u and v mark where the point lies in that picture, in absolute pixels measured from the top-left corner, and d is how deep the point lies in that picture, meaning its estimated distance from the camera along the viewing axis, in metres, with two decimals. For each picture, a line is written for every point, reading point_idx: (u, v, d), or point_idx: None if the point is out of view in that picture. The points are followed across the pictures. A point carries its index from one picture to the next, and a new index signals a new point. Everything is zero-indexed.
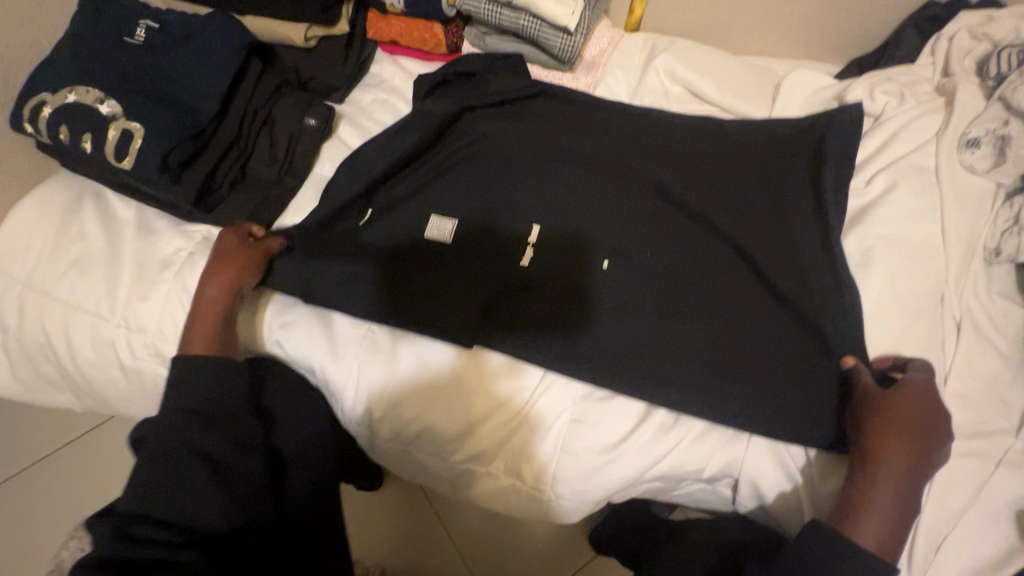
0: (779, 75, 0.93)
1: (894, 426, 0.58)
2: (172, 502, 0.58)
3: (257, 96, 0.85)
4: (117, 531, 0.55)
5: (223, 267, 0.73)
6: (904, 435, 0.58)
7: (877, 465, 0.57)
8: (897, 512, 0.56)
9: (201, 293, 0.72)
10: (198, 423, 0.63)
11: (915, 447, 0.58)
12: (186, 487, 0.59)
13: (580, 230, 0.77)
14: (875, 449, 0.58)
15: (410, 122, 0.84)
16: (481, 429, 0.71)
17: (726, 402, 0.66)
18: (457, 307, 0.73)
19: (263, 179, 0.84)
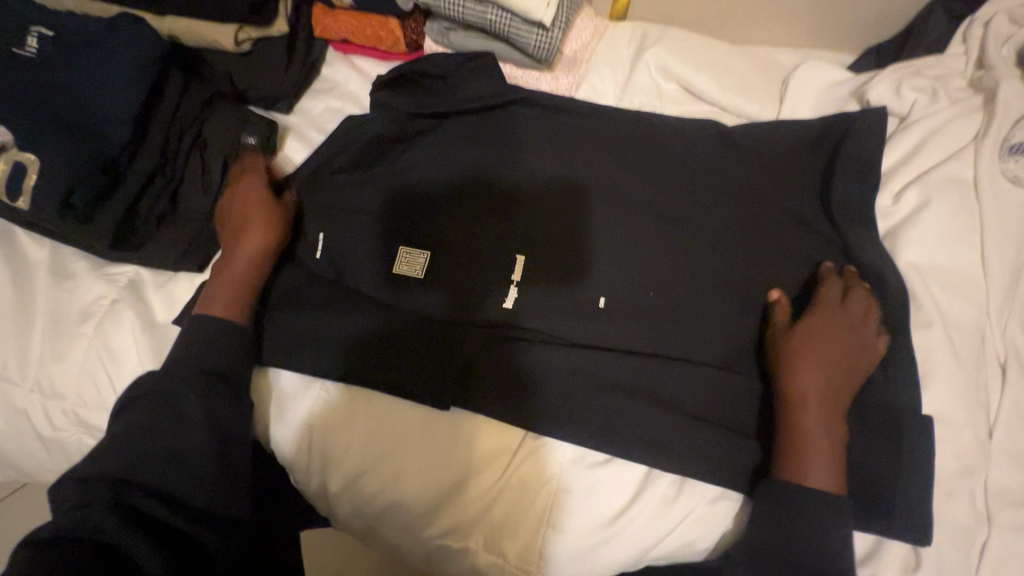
0: (786, 68, 0.83)
1: (824, 340, 0.56)
2: (158, 465, 0.53)
3: (182, 113, 0.73)
4: (99, 496, 0.50)
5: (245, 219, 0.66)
6: (829, 350, 0.56)
7: (798, 401, 0.54)
8: (835, 439, 0.53)
9: (249, 239, 0.65)
10: (192, 416, 0.55)
11: (830, 371, 0.55)
12: (176, 452, 0.53)
13: (567, 268, 0.67)
14: (795, 363, 0.56)
15: (366, 148, 0.73)
16: (457, 501, 0.62)
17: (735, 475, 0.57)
18: (424, 364, 0.62)
19: (197, 208, 0.72)
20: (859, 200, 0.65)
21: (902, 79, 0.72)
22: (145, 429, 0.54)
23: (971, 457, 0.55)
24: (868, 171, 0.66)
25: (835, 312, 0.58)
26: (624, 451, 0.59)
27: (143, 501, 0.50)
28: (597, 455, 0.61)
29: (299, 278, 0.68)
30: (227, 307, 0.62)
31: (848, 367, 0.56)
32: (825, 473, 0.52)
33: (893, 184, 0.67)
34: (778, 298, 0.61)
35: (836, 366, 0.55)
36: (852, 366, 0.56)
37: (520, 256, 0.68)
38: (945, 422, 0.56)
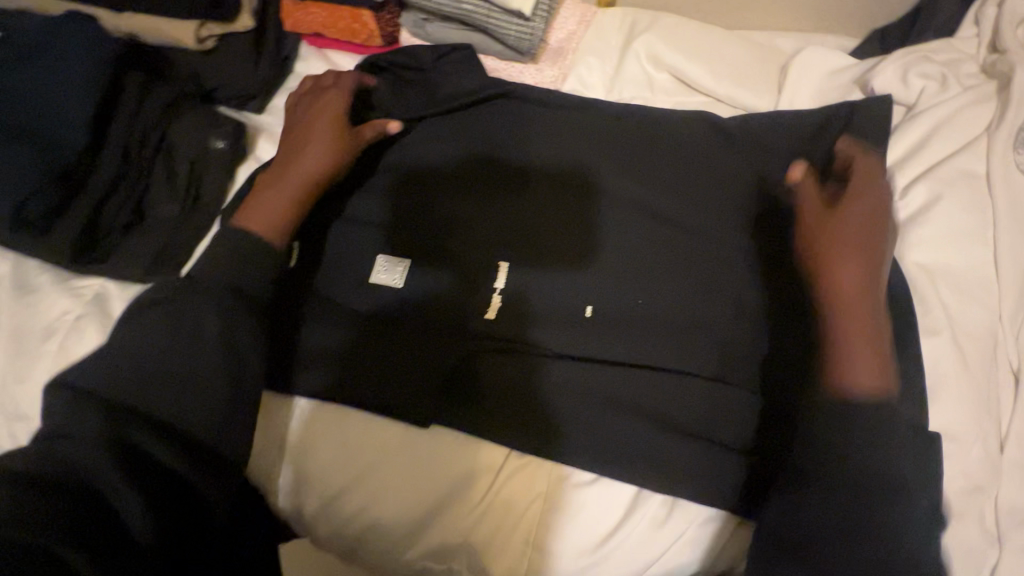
0: (785, 54, 0.78)
1: (863, 227, 0.52)
2: (161, 398, 0.48)
3: (144, 115, 0.68)
4: (95, 428, 0.45)
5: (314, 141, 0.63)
6: (870, 249, 0.51)
7: (840, 283, 0.50)
8: (878, 347, 0.48)
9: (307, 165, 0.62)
10: (200, 370, 0.49)
11: (870, 260, 0.51)
12: (181, 386, 0.48)
13: (551, 279, 0.63)
14: (831, 246, 0.51)
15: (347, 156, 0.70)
16: (438, 523, 0.59)
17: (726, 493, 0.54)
18: (403, 383, 0.59)
19: (164, 216, 0.68)
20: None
21: (908, 65, 0.67)
22: (144, 379, 0.48)
23: (982, 473, 0.51)
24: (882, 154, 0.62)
25: (868, 198, 0.53)
26: (614, 471, 0.56)
27: (141, 440, 0.45)
28: (584, 474, 0.57)
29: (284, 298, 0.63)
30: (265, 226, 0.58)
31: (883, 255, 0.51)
32: (865, 375, 0.47)
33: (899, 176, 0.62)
34: (800, 177, 0.55)
35: (875, 260, 0.51)
36: (885, 231, 0.52)
37: (503, 263, 0.64)
38: (953, 437, 0.52)
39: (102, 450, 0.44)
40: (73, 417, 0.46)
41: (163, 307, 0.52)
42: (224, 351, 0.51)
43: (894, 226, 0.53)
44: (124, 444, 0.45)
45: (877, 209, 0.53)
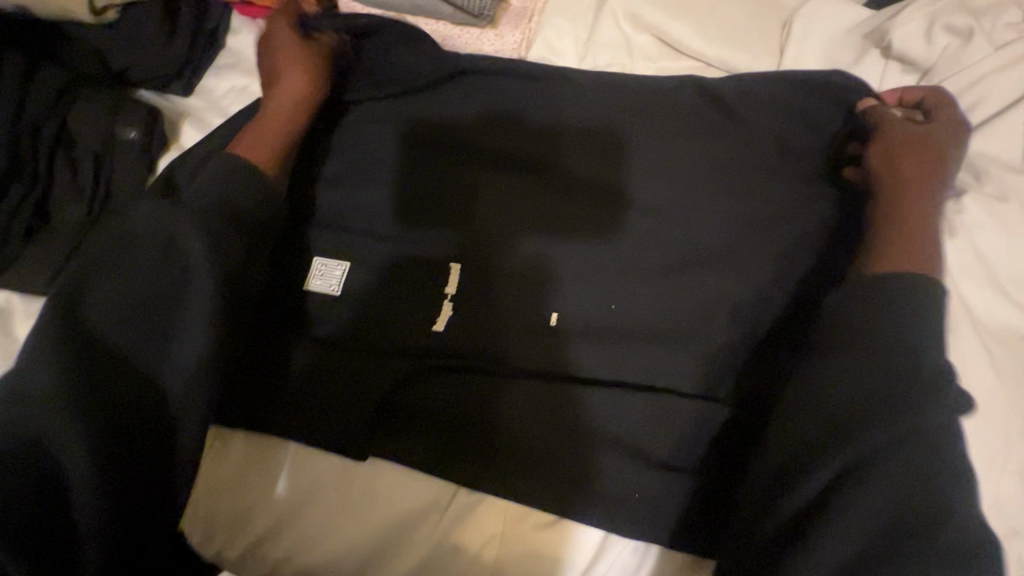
0: (788, 6, 0.66)
1: (908, 154, 0.49)
2: (142, 356, 0.42)
3: (34, 102, 0.59)
4: (75, 383, 0.40)
5: (288, 72, 0.59)
6: (918, 170, 0.49)
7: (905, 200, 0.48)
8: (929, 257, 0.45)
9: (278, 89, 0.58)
10: (175, 336, 0.43)
11: (918, 170, 0.49)
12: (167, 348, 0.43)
13: (510, 286, 0.54)
14: (890, 172, 0.49)
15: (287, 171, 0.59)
16: (377, 571, 0.51)
17: (705, 539, 0.46)
18: (339, 411, 0.51)
19: (70, 218, 0.60)
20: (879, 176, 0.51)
21: (930, 19, 0.57)
22: (111, 331, 0.42)
23: (1005, 508, 0.44)
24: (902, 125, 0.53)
25: (911, 132, 0.51)
26: (580, 512, 0.48)
27: (119, 410, 0.41)
28: (547, 513, 0.49)
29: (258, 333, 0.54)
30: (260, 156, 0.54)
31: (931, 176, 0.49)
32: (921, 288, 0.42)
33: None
34: (873, 108, 0.53)
35: (919, 170, 0.49)
36: (931, 177, 0.49)
37: (455, 264, 0.54)
38: (974, 465, 0.44)
39: (52, 425, 0.39)
40: (19, 374, 0.40)
41: (111, 249, 0.44)
42: (202, 293, 0.44)
43: (946, 153, 0.50)
44: (80, 419, 0.39)
45: (921, 144, 0.50)
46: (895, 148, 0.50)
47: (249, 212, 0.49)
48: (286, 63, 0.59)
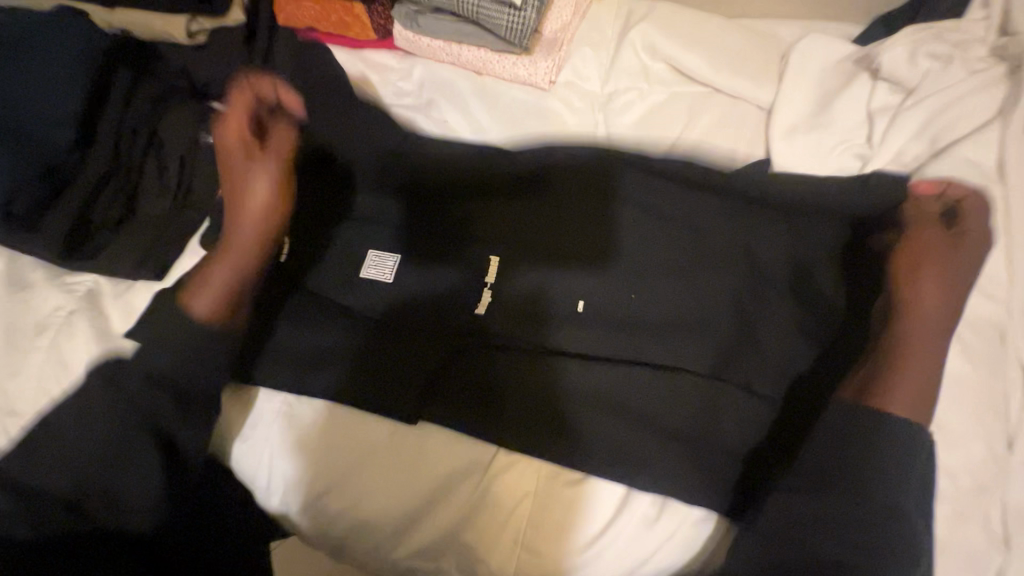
0: (786, 43, 0.76)
1: (935, 269, 0.54)
2: (108, 475, 0.49)
3: (132, 112, 0.68)
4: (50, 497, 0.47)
5: (242, 206, 0.59)
6: (936, 288, 0.53)
7: (922, 307, 0.53)
8: (931, 372, 0.50)
9: (234, 231, 0.58)
10: (141, 451, 0.51)
11: (943, 289, 0.53)
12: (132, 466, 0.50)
13: (539, 275, 0.63)
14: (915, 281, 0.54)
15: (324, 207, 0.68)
16: (426, 519, 0.58)
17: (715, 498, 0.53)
18: (392, 380, 0.59)
19: (153, 212, 0.68)
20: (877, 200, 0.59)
21: (913, 49, 0.65)
22: (82, 464, 0.49)
23: (988, 475, 0.49)
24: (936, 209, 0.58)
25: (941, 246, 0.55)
26: (605, 472, 0.55)
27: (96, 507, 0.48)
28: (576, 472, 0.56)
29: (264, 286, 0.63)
30: (211, 300, 0.55)
31: (951, 296, 0.53)
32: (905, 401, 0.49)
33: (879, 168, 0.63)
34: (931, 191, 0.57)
35: (943, 286, 0.53)
36: (949, 295, 0.53)
37: (495, 257, 0.64)
38: (959, 436, 0.50)
39: (44, 525, 0.46)
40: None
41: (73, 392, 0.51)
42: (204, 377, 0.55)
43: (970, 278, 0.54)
44: (72, 517, 0.47)
45: (948, 263, 0.55)
46: (924, 253, 0.55)
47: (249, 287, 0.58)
48: (237, 170, 0.60)
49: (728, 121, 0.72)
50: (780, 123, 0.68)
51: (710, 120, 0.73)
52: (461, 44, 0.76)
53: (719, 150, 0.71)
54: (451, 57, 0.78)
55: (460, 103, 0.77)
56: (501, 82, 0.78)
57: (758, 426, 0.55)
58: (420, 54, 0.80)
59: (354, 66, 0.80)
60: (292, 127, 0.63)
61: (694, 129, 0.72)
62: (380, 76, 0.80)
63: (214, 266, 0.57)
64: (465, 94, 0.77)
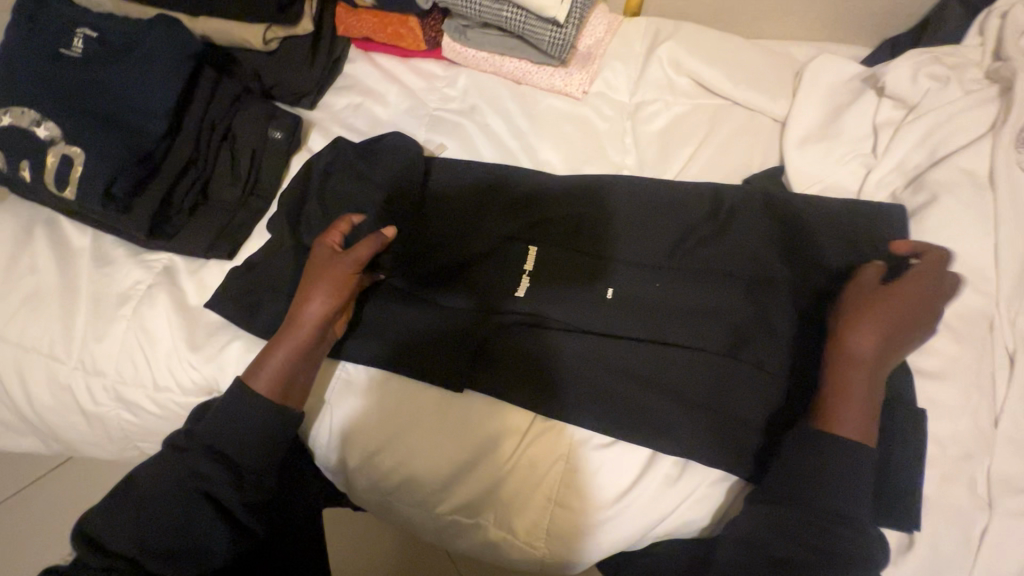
0: (799, 62, 0.83)
1: (876, 320, 0.55)
2: (172, 519, 0.55)
3: (213, 109, 0.76)
4: (123, 534, 0.54)
5: (323, 282, 0.63)
6: (880, 330, 0.55)
7: (858, 358, 0.55)
8: (872, 405, 0.54)
9: (311, 301, 0.63)
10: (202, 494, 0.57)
11: (889, 334, 0.55)
12: (191, 520, 0.56)
13: (571, 264, 0.70)
14: (853, 332, 0.56)
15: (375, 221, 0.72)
16: (469, 477, 0.64)
17: (728, 462, 0.59)
18: (442, 354, 0.67)
19: (225, 199, 0.76)
20: (879, 210, 0.66)
21: (916, 68, 0.72)
22: (147, 520, 0.55)
23: (973, 444, 0.55)
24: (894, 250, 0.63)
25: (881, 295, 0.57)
26: (631, 435, 0.62)
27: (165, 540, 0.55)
28: (604, 437, 0.63)
29: None
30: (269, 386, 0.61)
31: (897, 338, 0.55)
32: (844, 417, 0.54)
33: (881, 175, 0.70)
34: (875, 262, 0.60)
35: (885, 336, 0.55)
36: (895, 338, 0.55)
37: (532, 247, 0.71)
38: (947, 409, 0.56)
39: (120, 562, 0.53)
40: (88, 524, 0.55)
41: (160, 459, 0.59)
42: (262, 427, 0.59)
43: (918, 322, 0.56)
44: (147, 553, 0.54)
45: (899, 309, 0.56)
46: (872, 303, 0.57)
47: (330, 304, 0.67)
48: (322, 271, 0.64)
49: (745, 131, 0.80)
50: (793, 133, 0.75)
51: (729, 129, 0.80)
52: (504, 56, 0.84)
53: (736, 157, 0.78)
54: (494, 67, 0.85)
55: (500, 108, 0.85)
56: (538, 91, 0.86)
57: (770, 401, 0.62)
58: (464, 64, 0.88)
59: (404, 72, 0.88)
60: (371, 250, 0.64)
61: (714, 138, 0.80)
62: (427, 82, 0.88)
63: (299, 323, 0.62)
64: (505, 101, 0.85)
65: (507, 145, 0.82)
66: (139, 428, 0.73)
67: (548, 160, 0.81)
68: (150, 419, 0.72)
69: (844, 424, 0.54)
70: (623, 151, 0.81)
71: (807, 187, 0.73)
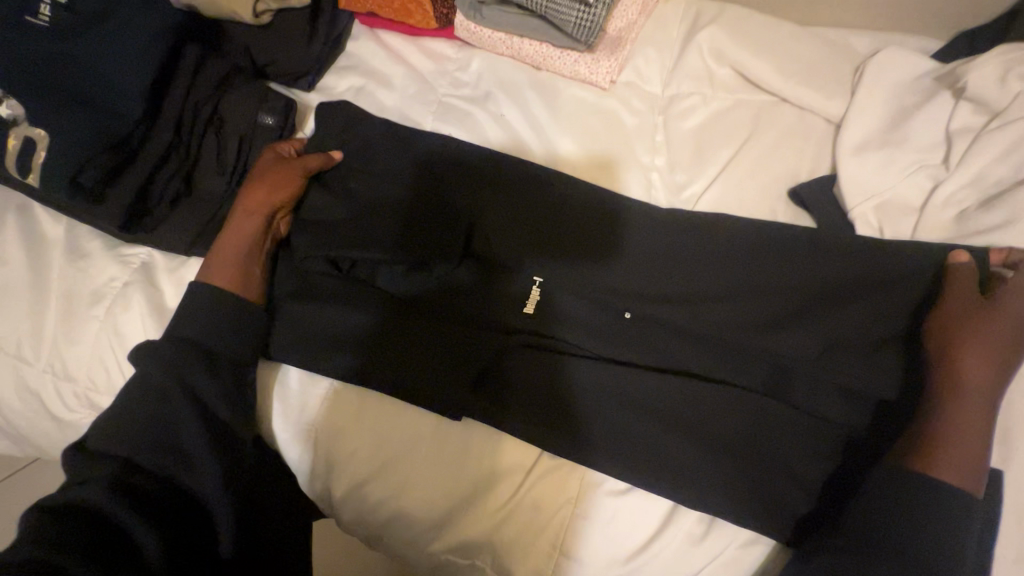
0: (860, 54, 0.73)
1: (990, 347, 0.51)
2: (147, 412, 0.54)
3: (198, 87, 0.69)
4: (105, 440, 0.52)
5: (261, 181, 0.64)
6: (994, 357, 0.51)
7: (965, 384, 0.50)
8: (978, 447, 0.48)
9: (250, 199, 0.64)
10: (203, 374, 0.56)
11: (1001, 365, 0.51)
12: (171, 415, 0.54)
13: (584, 281, 0.63)
14: (964, 368, 0.50)
15: (409, 204, 0.65)
16: (465, 514, 0.58)
17: (753, 515, 0.54)
18: (443, 377, 0.59)
19: (210, 191, 0.69)
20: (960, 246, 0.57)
21: (1004, 67, 0.62)
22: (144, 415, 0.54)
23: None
24: (990, 274, 0.55)
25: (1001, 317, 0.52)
26: (652, 481, 0.55)
27: (154, 433, 0.53)
28: (618, 483, 0.57)
29: (331, 284, 0.64)
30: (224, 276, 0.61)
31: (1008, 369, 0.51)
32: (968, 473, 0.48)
33: (953, 190, 0.61)
34: (962, 264, 0.54)
35: (999, 370, 0.51)
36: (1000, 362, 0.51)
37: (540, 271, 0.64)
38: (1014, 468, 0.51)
39: (102, 467, 0.51)
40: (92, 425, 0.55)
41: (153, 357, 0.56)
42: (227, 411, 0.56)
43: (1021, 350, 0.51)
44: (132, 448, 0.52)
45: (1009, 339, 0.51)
46: (988, 331, 0.52)
47: (358, 274, 0.65)
48: (261, 174, 0.65)
49: (794, 131, 0.71)
50: (851, 137, 0.66)
51: (776, 130, 0.71)
52: (524, 38, 0.75)
53: (782, 162, 0.69)
54: (512, 50, 0.76)
55: (518, 96, 0.76)
56: (560, 78, 0.77)
57: (809, 449, 0.56)
58: (479, 45, 0.79)
59: (413, 53, 0.80)
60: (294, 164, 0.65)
61: (759, 139, 0.70)
62: (437, 64, 0.79)
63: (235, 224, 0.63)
64: (523, 88, 0.76)
65: (522, 138, 0.73)
66: None
67: (569, 158, 0.72)
68: None
69: (978, 480, 0.48)
70: (652, 151, 0.72)
71: (864, 198, 0.64)
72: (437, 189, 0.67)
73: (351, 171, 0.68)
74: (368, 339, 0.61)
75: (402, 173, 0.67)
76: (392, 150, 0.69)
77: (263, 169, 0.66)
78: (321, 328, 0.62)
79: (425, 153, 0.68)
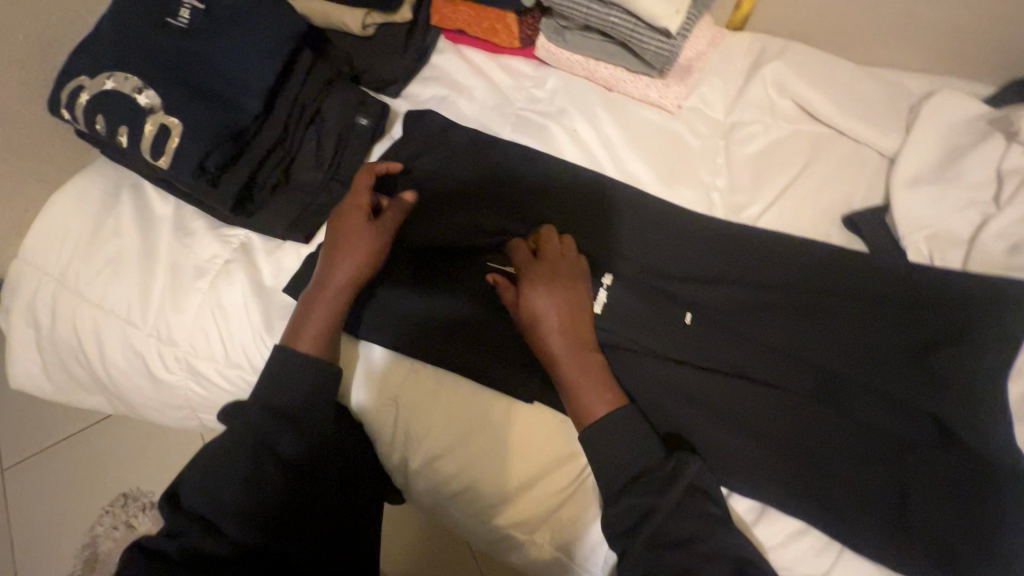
0: (914, 94, 0.79)
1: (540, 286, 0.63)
2: (226, 465, 0.55)
3: (305, 89, 0.76)
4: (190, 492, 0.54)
5: (351, 243, 0.65)
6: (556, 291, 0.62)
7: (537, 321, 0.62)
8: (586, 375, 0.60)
9: (337, 269, 0.64)
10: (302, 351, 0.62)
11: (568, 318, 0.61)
12: (248, 465, 0.56)
13: (649, 287, 0.69)
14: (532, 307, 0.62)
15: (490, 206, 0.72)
16: (531, 491, 0.63)
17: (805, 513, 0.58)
18: (516, 362, 0.65)
19: (306, 182, 0.76)
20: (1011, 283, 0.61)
21: None
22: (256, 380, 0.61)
23: None
24: None
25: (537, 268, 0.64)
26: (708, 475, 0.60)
27: (235, 482, 0.55)
28: None
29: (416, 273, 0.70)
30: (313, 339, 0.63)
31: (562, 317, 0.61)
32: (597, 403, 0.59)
33: (1003, 226, 0.65)
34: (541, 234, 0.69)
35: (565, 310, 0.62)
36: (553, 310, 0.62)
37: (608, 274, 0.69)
38: None
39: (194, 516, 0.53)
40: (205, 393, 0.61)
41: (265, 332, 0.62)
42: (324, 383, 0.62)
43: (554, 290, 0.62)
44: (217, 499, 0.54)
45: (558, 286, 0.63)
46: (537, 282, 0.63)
47: (439, 266, 0.71)
48: (350, 234, 0.65)
49: (849, 162, 0.76)
50: (905, 171, 0.70)
51: (833, 160, 0.76)
52: (600, 61, 0.82)
53: (837, 190, 0.74)
54: (587, 71, 0.83)
55: (591, 114, 0.82)
56: (630, 100, 0.83)
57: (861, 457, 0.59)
58: (556, 66, 0.85)
59: (493, 68, 0.87)
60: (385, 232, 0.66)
61: (816, 168, 0.76)
62: (515, 80, 0.86)
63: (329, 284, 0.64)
64: (594, 107, 0.82)
65: (594, 152, 0.79)
66: (204, 398, 0.75)
67: (637, 174, 0.78)
68: (217, 391, 0.73)
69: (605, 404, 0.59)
70: (715, 172, 0.77)
71: (916, 228, 0.68)
72: (516, 194, 0.73)
73: (437, 172, 0.74)
74: (449, 324, 0.67)
75: (485, 178, 0.74)
76: (476, 155, 0.75)
77: (348, 224, 0.66)
78: (404, 313, 0.68)
79: (507, 162, 0.75)
